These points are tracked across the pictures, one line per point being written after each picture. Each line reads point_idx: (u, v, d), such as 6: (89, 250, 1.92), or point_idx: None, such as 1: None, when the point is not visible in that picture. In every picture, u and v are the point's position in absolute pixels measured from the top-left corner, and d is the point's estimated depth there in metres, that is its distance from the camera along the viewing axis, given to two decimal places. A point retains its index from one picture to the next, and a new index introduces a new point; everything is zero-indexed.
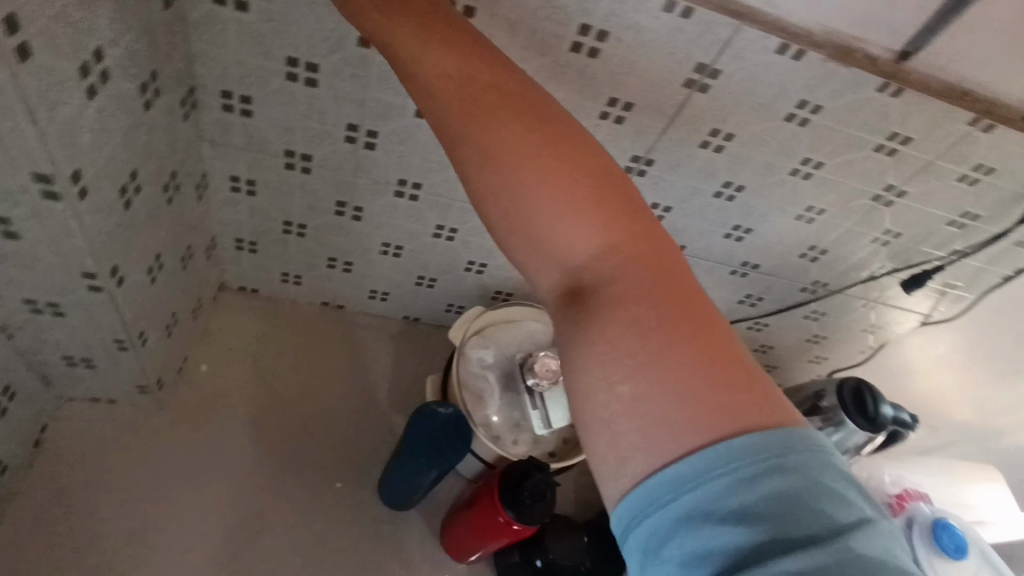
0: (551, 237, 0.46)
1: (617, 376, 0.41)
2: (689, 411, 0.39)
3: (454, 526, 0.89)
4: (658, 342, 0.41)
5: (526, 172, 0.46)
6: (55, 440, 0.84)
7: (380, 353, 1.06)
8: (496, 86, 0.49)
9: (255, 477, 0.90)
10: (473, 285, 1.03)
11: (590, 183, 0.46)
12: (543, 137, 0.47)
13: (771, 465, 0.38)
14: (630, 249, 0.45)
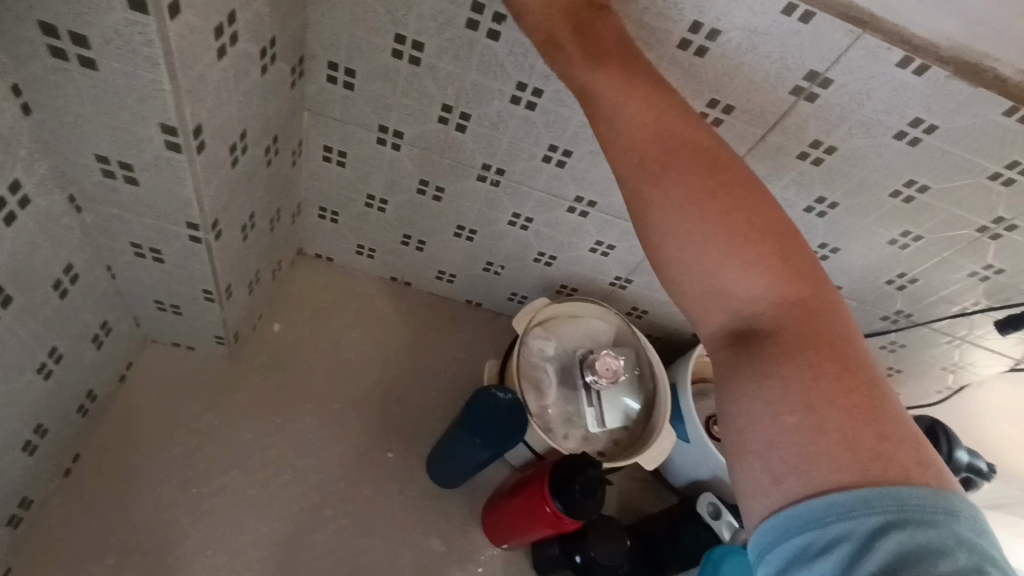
0: (716, 280, 0.49)
1: (754, 412, 0.45)
2: (829, 456, 0.41)
3: (497, 509, 0.89)
4: (845, 400, 0.43)
5: (681, 200, 0.49)
6: (136, 378, 0.89)
7: (441, 333, 1.07)
8: (688, 141, 0.51)
9: (313, 438, 0.92)
10: (540, 277, 1.03)
11: (753, 224, 0.49)
12: (716, 188, 0.49)
13: (896, 518, 0.39)
14: (801, 298, 0.48)
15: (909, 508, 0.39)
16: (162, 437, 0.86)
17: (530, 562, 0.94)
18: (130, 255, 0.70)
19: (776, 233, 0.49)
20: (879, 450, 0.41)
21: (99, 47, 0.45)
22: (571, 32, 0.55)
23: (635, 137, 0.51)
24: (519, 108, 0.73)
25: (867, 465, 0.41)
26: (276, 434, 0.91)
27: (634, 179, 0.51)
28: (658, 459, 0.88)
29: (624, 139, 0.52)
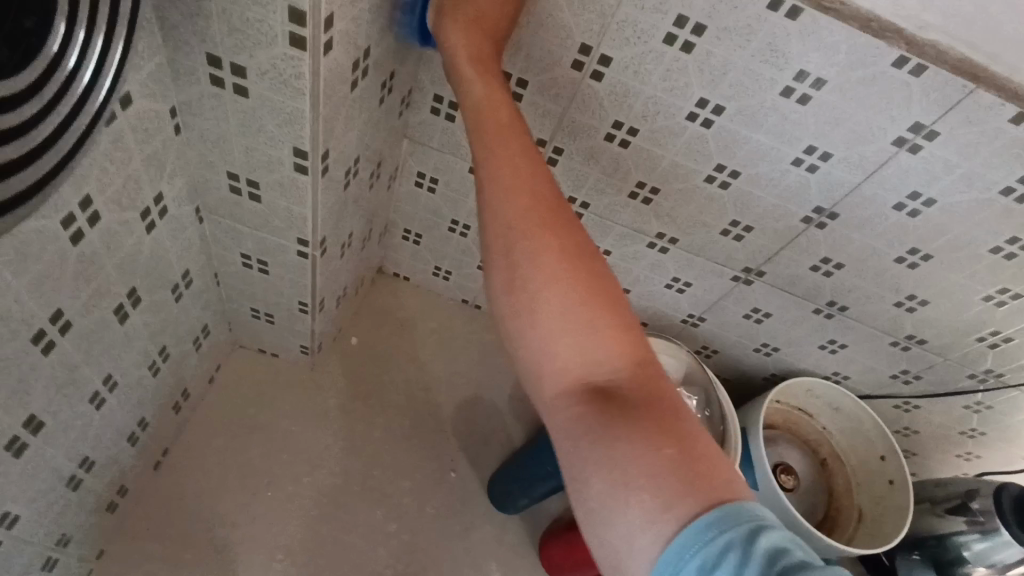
0: (552, 348, 0.46)
1: (602, 472, 0.42)
2: (678, 499, 0.39)
3: (561, 539, 0.88)
4: (668, 444, 0.42)
5: (547, 265, 0.47)
6: (224, 380, 0.93)
7: (508, 357, 1.09)
8: (546, 200, 0.49)
9: (382, 451, 0.95)
10: None
11: (596, 289, 0.47)
12: (562, 250, 0.47)
13: (740, 539, 0.37)
14: (633, 364, 0.46)
15: (730, 525, 0.37)
16: (242, 439, 0.90)
17: None
18: (238, 265, 0.75)
19: (594, 267, 0.48)
20: (686, 467, 0.41)
21: (254, 77, 0.49)
22: (483, 70, 0.55)
23: (506, 199, 0.48)
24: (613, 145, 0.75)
25: (688, 480, 0.40)
26: (346, 444, 0.94)
27: (508, 232, 0.48)
28: None
29: (506, 195, 0.49)
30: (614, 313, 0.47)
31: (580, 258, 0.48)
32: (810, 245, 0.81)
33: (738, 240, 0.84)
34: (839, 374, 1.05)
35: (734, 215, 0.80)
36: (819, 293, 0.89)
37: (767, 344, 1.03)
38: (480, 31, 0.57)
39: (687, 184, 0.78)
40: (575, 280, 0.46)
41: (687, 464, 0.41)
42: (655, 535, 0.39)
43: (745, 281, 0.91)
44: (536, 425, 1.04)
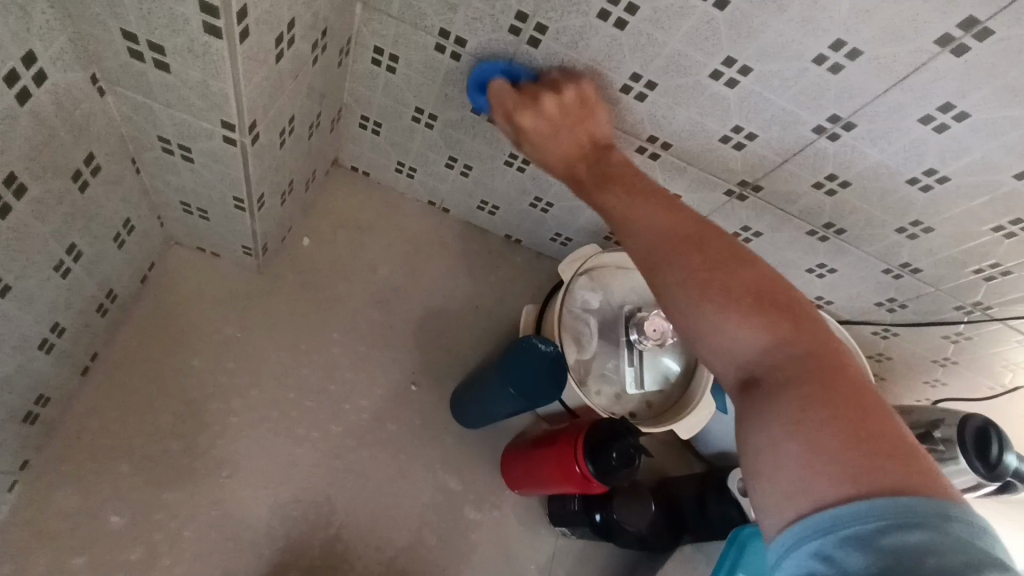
0: (715, 338, 0.54)
1: (772, 440, 0.48)
2: (848, 472, 0.44)
3: (526, 456, 0.86)
4: (850, 438, 0.45)
5: (685, 274, 0.55)
6: (159, 280, 0.84)
7: (477, 266, 1.02)
8: (696, 229, 0.57)
9: (338, 364, 0.89)
10: (590, 220, 0.96)
11: (740, 289, 0.54)
12: (710, 261, 0.55)
13: (901, 522, 0.41)
14: (808, 353, 0.51)
15: (906, 518, 0.42)
16: (181, 346, 0.82)
17: (545, 511, 0.93)
18: (157, 151, 0.63)
19: (733, 264, 0.55)
20: (859, 441, 0.45)
21: None
22: (594, 168, 0.67)
23: (659, 230, 0.58)
24: (606, 26, 0.64)
25: (862, 461, 0.44)
26: (295, 354, 0.87)
27: (659, 271, 0.56)
28: (693, 430, 0.83)
29: (644, 238, 0.59)
30: (753, 302, 0.53)
31: (686, 247, 0.56)
32: (818, 159, 0.73)
33: (738, 149, 0.74)
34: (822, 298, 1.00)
35: (737, 119, 0.70)
36: (817, 213, 0.81)
37: None
38: (587, 141, 0.69)
39: (689, 79, 0.67)
40: (719, 281, 0.54)
41: (855, 437, 0.46)
42: (822, 498, 0.44)
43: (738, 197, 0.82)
44: (503, 339, 0.99)
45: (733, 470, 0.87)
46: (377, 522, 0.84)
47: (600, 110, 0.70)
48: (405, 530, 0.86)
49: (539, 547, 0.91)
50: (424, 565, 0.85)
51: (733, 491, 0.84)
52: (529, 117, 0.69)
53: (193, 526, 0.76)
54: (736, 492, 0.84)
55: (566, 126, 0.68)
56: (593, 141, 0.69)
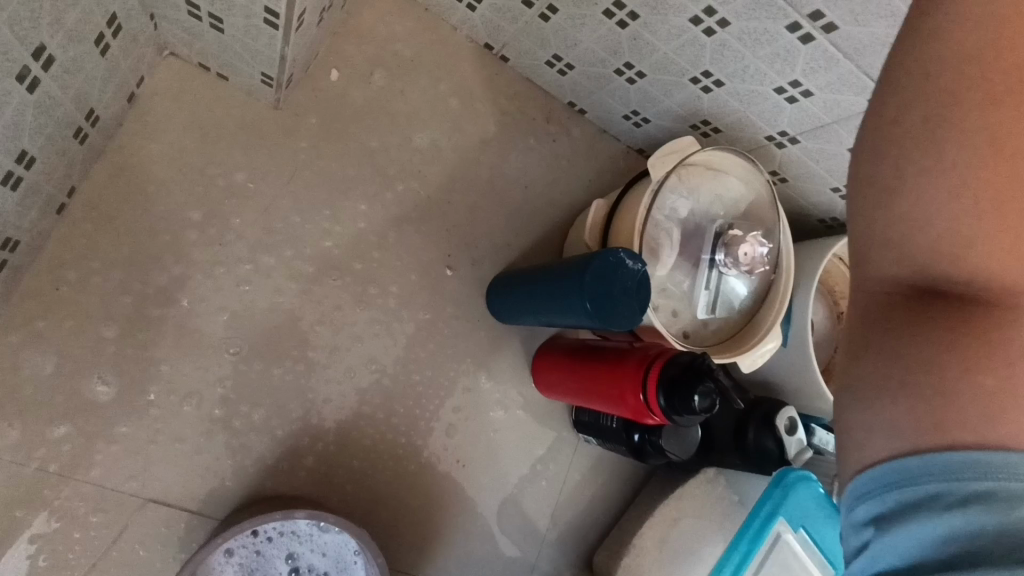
0: (871, 195, 0.35)
1: (911, 336, 0.33)
2: (964, 409, 0.30)
3: (568, 369, 0.78)
4: (978, 327, 0.31)
5: (958, 146, 0.32)
6: (151, 103, 0.66)
7: (534, 137, 0.86)
8: (996, 105, 0.31)
9: (366, 235, 0.76)
10: (680, 102, 0.79)
11: (1001, 173, 0.31)
12: (923, 125, 0.33)
13: (988, 488, 0.29)
14: (1016, 285, 0.32)
15: (1001, 474, 0.29)
16: (180, 190, 0.68)
17: (569, 415, 0.88)
18: None
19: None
20: (1002, 395, 0.29)
21: None
22: None
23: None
24: None
25: (988, 399, 0.29)
26: (317, 217, 0.74)
27: (869, 120, 0.35)
28: (756, 364, 0.75)
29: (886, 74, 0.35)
30: (988, 197, 0.32)
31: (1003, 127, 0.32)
32: None
33: None
34: None
35: None
36: None
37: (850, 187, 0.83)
38: None
39: None
40: (961, 147, 0.32)
41: (1004, 399, 0.29)
42: (944, 433, 0.30)
43: None
44: (551, 228, 0.87)
45: (780, 405, 0.82)
46: (399, 414, 0.77)
47: None
48: (428, 423, 0.79)
49: (559, 450, 0.88)
50: (444, 460, 0.80)
51: (779, 428, 0.79)
52: None
53: (196, 402, 0.67)
54: (781, 429, 0.80)
55: None
56: None
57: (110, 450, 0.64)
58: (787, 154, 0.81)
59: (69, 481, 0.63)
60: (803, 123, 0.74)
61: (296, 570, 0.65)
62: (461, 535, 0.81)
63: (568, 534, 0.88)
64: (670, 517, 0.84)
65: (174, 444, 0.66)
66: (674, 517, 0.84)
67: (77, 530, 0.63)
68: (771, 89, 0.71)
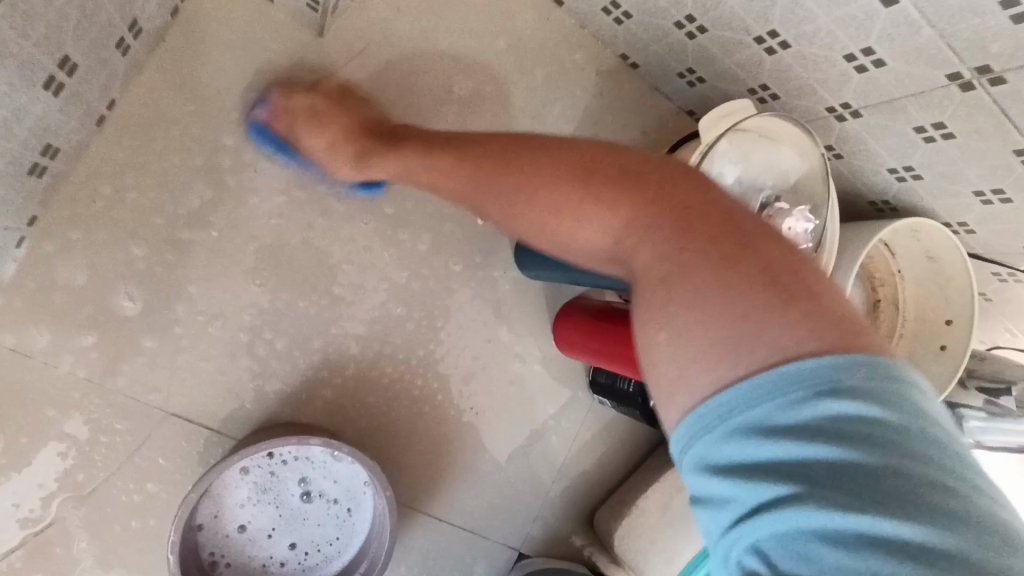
0: (567, 240, 0.45)
1: (657, 317, 0.37)
2: (720, 325, 0.34)
3: (589, 327, 0.77)
4: (721, 261, 0.36)
5: (574, 195, 0.44)
6: (194, 19, 0.65)
7: (581, 88, 0.83)
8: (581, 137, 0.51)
9: (399, 176, 0.75)
10: (739, 63, 0.75)
11: (671, 216, 0.39)
12: (551, 142, 0.50)
13: (815, 392, 0.30)
14: (722, 247, 0.37)
15: (818, 376, 0.30)
16: (217, 112, 0.67)
17: (586, 375, 0.88)
18: None
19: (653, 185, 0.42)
20: (741, 294, 0.35)
21: None
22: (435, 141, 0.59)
23: (452, 169, 0.54)
24: None
25: (732, 298, 0.34)
26: None
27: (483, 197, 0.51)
28: None
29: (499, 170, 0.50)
30: (671, 239, 0.38)
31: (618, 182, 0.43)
32: None
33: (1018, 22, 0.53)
34: (965, 225, 0.81)
35: None
36: None
37: (911, 170, 0.77)
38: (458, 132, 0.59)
39: None
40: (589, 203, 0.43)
41: (736, 300, 0.34)
42: (715, 373, 0.33)
43: (962, 84, 0.61)
44: None
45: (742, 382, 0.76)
46: (417, 355, 0.78)
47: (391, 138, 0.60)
48: (445, 368, 0.79)
49: (572, 407, 0.88)
50: (456, 406, 0.80)
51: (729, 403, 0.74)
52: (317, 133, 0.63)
53: (221, 324, 0.69)
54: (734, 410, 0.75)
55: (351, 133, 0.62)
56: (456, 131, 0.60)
57: (137, 362, 0.66)
58: (848, 128, 0.77)
59: (98, 388, 0.65)
60: (869, 95, 0.70)
61: (308, 494, 0.67)
62: (467, 480, 0.82)
63: (572, 489, 0.89)
64: (676, 484, 0.84)
65: (197, 363, 0.68)
66: (680, 483, 0.84)
67: (103, 434, 0.65)
68: (841, 55, 0.66)
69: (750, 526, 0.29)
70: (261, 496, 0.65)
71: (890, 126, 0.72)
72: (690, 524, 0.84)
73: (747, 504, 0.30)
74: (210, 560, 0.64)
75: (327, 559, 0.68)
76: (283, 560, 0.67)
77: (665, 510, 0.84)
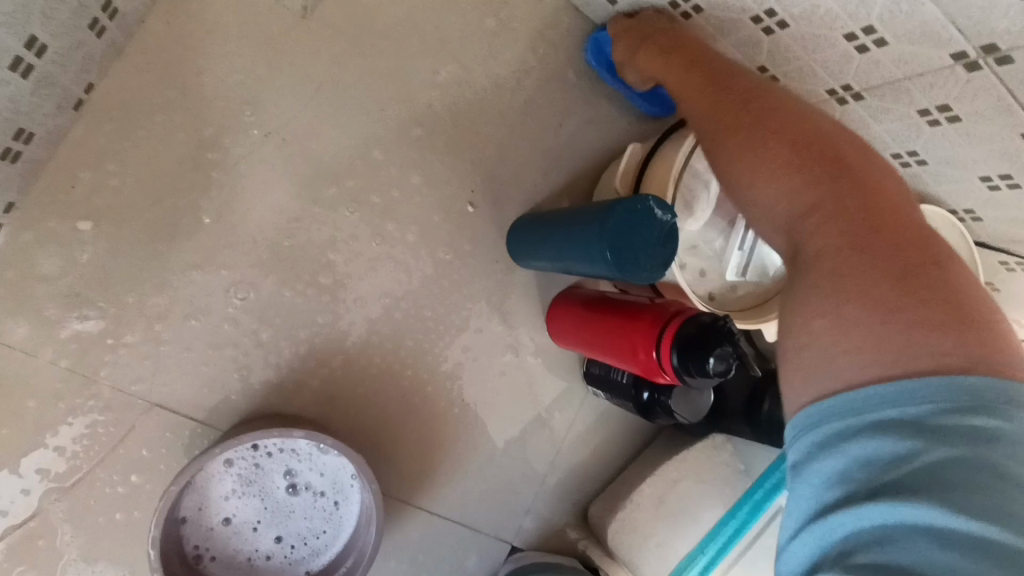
0: (734, 183, 0.52)
1: (819, 306, 0.41)
2: (884, 343, 0.38)
3: (583, 318, 0.75)
4: (902, 284, 0.39)
5: (762, 156, 0.50)
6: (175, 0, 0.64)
7: (575, 72, 0.81)
8: (795, 121, 0.51)
9: (387, 163, 0.74)
10: (738, 42, 0.73)
11: (860, 210, 0.43)
12: (745, 99, 0.55)
13: (960, 407, 0.35)
14: (906, 254, 0.41)
15: (981, 393, 0.35)
16: (198, 96, 0.65)
17: (581, 366, 0.86)
18: None
19: (858, 166, 0.46)
20: (914, 319, 0.38)
21: None
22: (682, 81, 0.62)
23: (678, 101, 0.61)
24: None
25: (909, 336, 0.37)
26: (339, 137, 0.71)
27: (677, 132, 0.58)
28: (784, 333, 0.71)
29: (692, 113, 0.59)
30: (865, 234, 0.42)
31: (817, 159, 0.47)
32: None
33: None
34: (971, 212, 0.79)
35: None
36: None
37: (914, 154, 0.75)
38: (688, 66, 0.62)
39: None
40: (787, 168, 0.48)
41: (921, 326, 0.38)
42: (856, 371, 0.38)
43: (967, 64, 0.59)
44: (582, 171, 0.83)
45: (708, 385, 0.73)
46: (407, 346, 0.76)
47: None
48: (435, 359, 0.78)
49: (567, 398, 0.86)
50: (448, 397, 0.79)
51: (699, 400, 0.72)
52: None
53: (205, 313, 0.68)
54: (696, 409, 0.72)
55: None
56: (697, 58, 0.62)
57: (120, 351, 0.65)
58: (849, 111, 0.74)
59: (80, 377, 0.64)
60: (870, 77, 0.67)
61: (294, 486, 0.66)
62: (459, 471, 0.80)
63: (566, 482, 0.87)
64: (671, 477, 0.83)
65: (181, 352, 0.67)
66: (675, 477, 0.83)
67: (86, 424, 0.64)
68: (841, 35, 0.64)
69: (828, 488, 0.36)
70: (246, 488, 0.64)
71: (892, 109, 0.70)
72: (687, 518, 0.82)
73: (851, 504, 0.35)
74: (195, 553, 0.63)
75: (313, 552, 0.67)
76: (269, 553, 0.65)
77: (660, 505, 0.82)
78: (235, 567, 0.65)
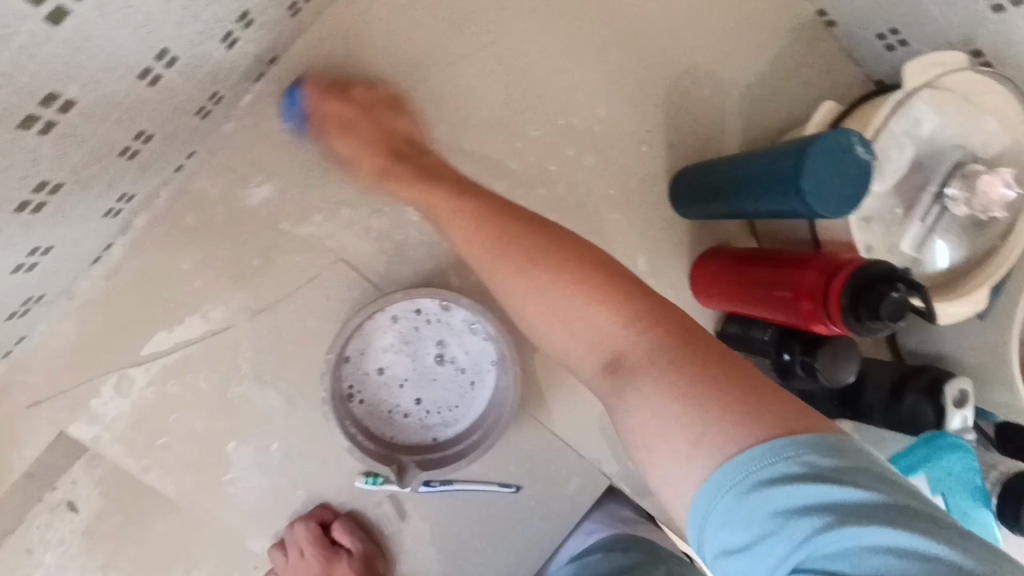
0: (557, 338, 0.53)
1: (665, 409, 0.44)
2: (711, 433, 0.42)
3: (729, 266, 0.76)
4: (709, 383, 0.44)
5: (569, 303, 0.51)
6: None
7: (769, 39, 0.83)
8: (576, 244, 0.54)
9: (576, 90, 0.78)
10: (957, 22, 0.70)
11: (664, 335, 0.48)
12: (558, 234, 0.55)
13: (825, 459, 0.38)
14: (694, 350, 0.46)
15: (831, 454, 0.39)
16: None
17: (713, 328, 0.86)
18: None
19: (659, 326, 0.48)
20: (726, 399, 0.42)
21: None
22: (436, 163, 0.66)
23: (468, 222, 0.58)
24: None
25: (724, 418, 0.42)
26: (539, 58, 0.77)
27: (510, 283, 0.55)
28: (949, 319, 0.67)
29: (527, 243, 0.55)
30: (671, 352, 0.46)
31: (614, 290, 0.51)
32: None
33: None
34: None
35: None
36: None
37: None
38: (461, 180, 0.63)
39: None
40: (592, 312, 0.51)
41: (727, 411, 0.42)
42: (706, 468, 0.41)
43: None
44: (758, 136, 0.84)
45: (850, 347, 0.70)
46: None
47: (383, 111, 0.69)
48: None
49: None
50: None
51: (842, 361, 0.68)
52: (320, 104, 0.69)
53: None
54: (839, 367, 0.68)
55: (364, 119, 0.68)
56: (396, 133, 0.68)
57: (320, 206, 0.74)
58: None
59: (285, 221, 0.73)
60: None
61: (442, 357, 0.72)
62: (577, 397, 0.83)
63: None
64: None
65: (368, 220, 0.75)
66: None
67: (280, 261, 0.73)
68: None
69: (755, 546, 0.38)
70: (403, 346, 0.71)
71: None
72: None
73: (800, 537, 0.37)
74: (349, 392, 0.70)
75: (444, 423, 0.72)
76: (408, 412, 0.72)
77: None
78: (377, 415, 0.71)
